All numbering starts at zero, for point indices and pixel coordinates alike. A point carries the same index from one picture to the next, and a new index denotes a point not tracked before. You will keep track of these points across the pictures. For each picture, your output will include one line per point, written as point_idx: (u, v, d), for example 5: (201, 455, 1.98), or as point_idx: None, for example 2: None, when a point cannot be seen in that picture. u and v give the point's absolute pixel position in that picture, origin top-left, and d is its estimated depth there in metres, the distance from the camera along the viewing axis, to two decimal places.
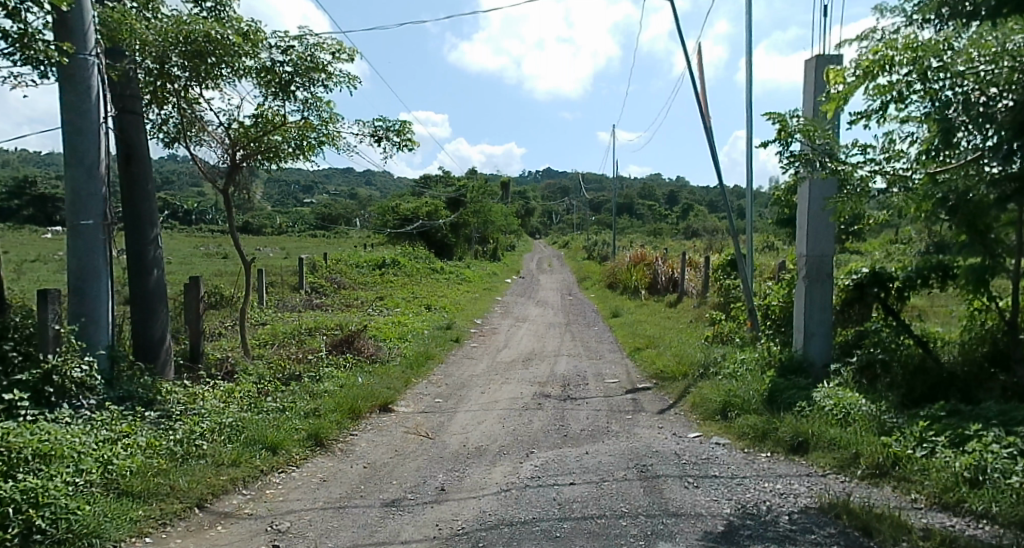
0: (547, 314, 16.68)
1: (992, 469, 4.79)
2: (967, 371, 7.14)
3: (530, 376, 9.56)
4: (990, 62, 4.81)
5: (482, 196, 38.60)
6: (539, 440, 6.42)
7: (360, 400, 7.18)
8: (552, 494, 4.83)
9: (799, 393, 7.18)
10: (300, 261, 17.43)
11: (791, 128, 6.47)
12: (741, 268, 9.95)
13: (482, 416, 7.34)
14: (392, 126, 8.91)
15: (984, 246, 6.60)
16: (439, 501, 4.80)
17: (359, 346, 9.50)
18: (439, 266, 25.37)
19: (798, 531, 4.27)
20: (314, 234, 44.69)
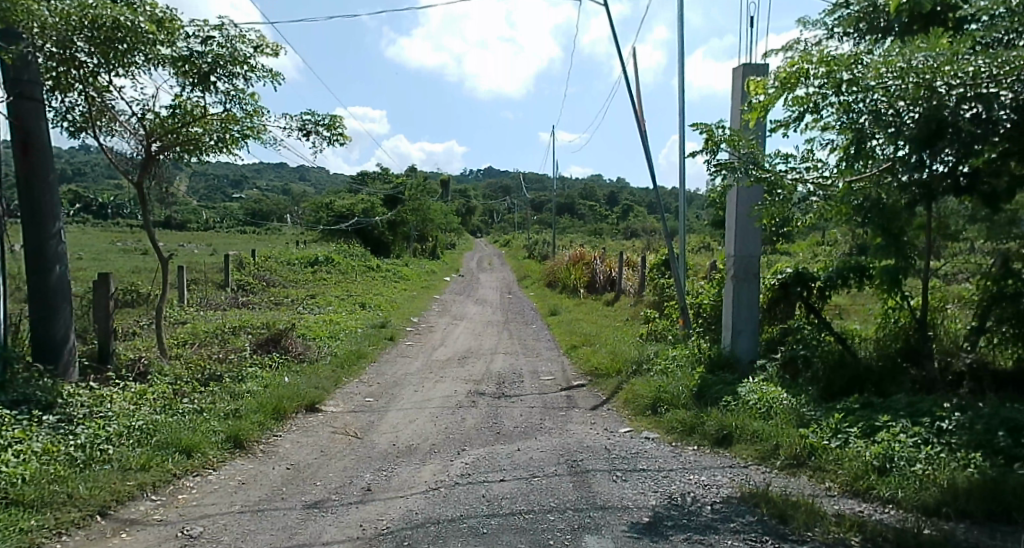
0: (485, 312, 16.72)
1: (898, 458, 5.06)
2: (882, 366, 7.44)
3: (465, 375, 9.56)
4: (898, 79, 5.04)
5: (421, 194, 38.37)
6: (471, 438, 6.45)
7: (284, 401, 7.07)
8: (482, 491, 4.85)
9: (724, 388, 7.43)
10: (225, 259, 16.96)
11: (717, 138, 6.95)
12: (673, 269, 10.18)
13: (414, 415, 7.31)
14: (321, 121, 8.78)
15: (897, 248, 6.93)
16: (365, 501, 4.76)
17: (286, 345, 9.33)
18: (374, 265, 25.11)
19: (719, 520, 4.42)
20: (243, 230, 43.50)
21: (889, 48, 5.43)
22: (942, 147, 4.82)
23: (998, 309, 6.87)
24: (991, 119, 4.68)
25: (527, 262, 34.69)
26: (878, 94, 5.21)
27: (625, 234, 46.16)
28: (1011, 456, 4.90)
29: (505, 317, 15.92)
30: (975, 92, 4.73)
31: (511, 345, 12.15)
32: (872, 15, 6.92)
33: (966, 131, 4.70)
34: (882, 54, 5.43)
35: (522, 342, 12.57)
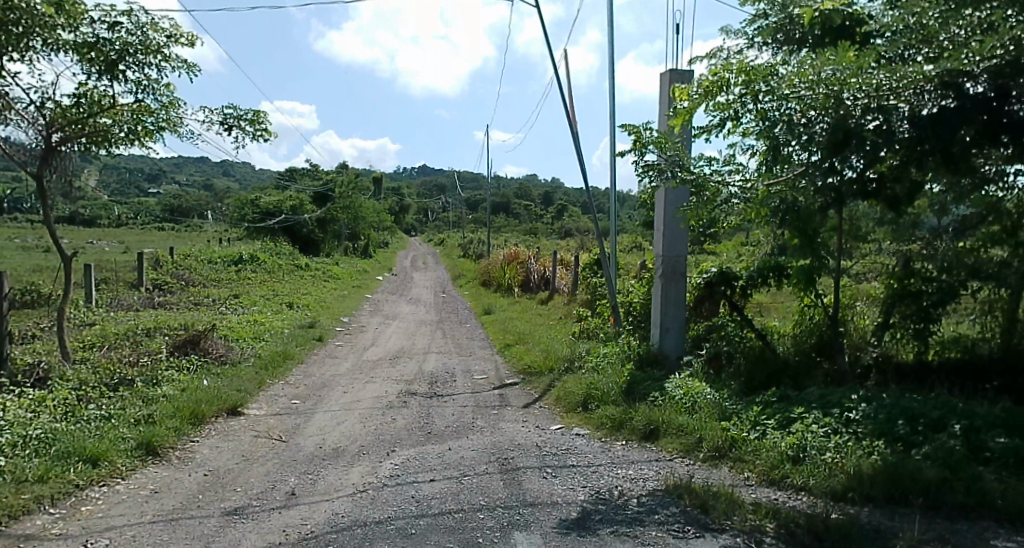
0: (418, 312, 16.64)
1: (810, 447, 5.32)
2: (799, 360, 7.81)
3: (397, 375, 9.53)
4: (809, 89, 5.34)
5: (352, 192, 37.87)
6: (401, 439, 6.44)
7: (202, 405, 6.89)
8: (410, 492, 4.86)
9: (652, 384, 7.65)
10: (139, 258, 16.34)
11: (645, 139, 7.16)
12: (604, 268, 10.35)
13: (343, 416, 7.25)
14: (243, 115, 8.59)
15: (811, 249, 7.28)
16: (289, 506, 4.71)
17: (205, 346, 9.09)
18: (303, 264, 24.60)
19: (644, 513, 4.56)
20: (162, 227, 41.89)
21: (803, 60, 5.70)
22: (851, 152, 5.12)
23: (902, 305, 7.31)
24: (891, 132, 4.96)
25: (461, 262, 34.63)
26: (793, 104, 5.46)
27: (559, 234, 46.65)
28: (909, 442, 5.22)
29: (439, 316, 15.89)
30: (878, 103, 5.02)
31: (444, 345, 12.16)
32: (788, 26, 7.31)
33: (868, 140, 5.00)
34: (797, 65, 5.70)
35: (455, 341, 12.57)
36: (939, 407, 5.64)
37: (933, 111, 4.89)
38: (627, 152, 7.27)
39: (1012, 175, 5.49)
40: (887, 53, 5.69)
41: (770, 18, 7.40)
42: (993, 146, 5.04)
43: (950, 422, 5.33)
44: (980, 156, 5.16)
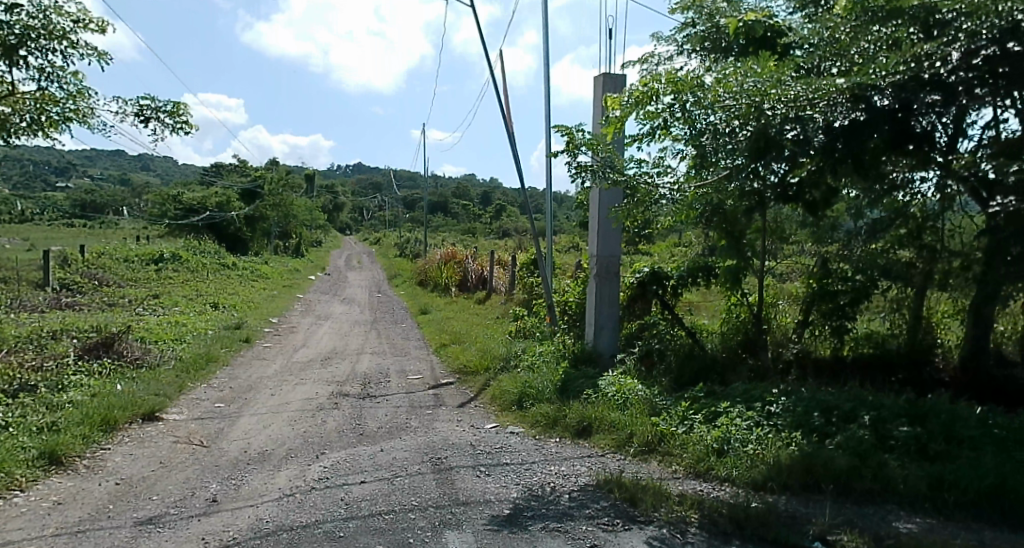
0: (352, 312, 16.40)
1: (734, 440, 5.51)
2: (726, 357, 8.06)
3: (328, 376, 9.38)
4: (733, 99, 5.71)
5: (282, 189, 37.07)
6: (331, 441, 6.34)
7: (114, 411, 6.63)
8: (339, 495, 4.80)
9: (586, 382, 7.78)
10: (45, 257, 15.56)
11: (578, 141, 7.25)
12: (540, 268, 10.42)
13: (270, 420, 7.08)
14: (161, 107, 8.31)
15: (738, 250, 7.68)
16: (209, 513, 4.58)
17: (118, 349, 8.72)
18: (230, 262, 23.90)
19: (576, 508, 4.62)
20: (75, 224, 39.98)
21: (726, 70, 5.99)
22: (773, 158, 5.49)
23: (820, 303, 7.61)
24: (807, 141, 5.32)
25: (397, 262, 34.26)
26: (718, 113, 5.87)
27: (497, 234, 46.69)
28: (824, 433, 5.46)
29: (373, 316, 15.69)
30: (796, 114, 5.35)
31: (378, 345, 12.02)
32: (715, 35, 7.94)
33: (786, 148, 5.40)
34: (720, 75, 6.00)
35: (390, 342, 12.44)
36: (851, 398, 5.91)
37: (845, 123, 5.24)
38: (561, 152, 7.37)
39: (919, 182, 5.84)
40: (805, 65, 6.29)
41: (698, 26, 8.08)
42: (900, 154, 5.47)
43: (861, 413, 5.59)
44: (890, 164, 5.62)
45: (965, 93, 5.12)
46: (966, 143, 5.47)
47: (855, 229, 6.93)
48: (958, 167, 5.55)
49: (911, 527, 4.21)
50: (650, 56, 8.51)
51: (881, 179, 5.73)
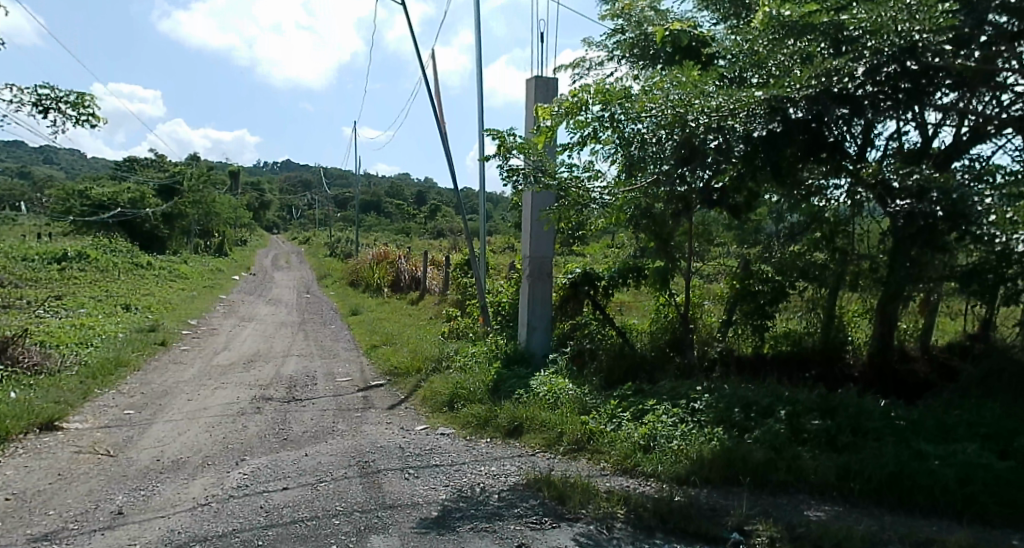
0: (278, 313, 15.95)
1: (660, 436, 5.60)
2: (654, 355, 8.20)
3: (250, 380, 9.07)
4: (658, 111, 5.99)
5: (201, 186, 35.77)
6: (252, 447, 6.12)
7: (8, 421, 6.22)
8: (259, 502, 4.63)
9: (518, 383, 7.77)
10: None
11: (509, 144, 7.25)
12: (473, 269, 10.34)
13: (185, 426, 6.79)
14: (63, 96, 7.89)
15: (666, 252, 7.98)
16: (114, 526, 4.34)
17: (14, 354, 8.15)
18: (145, 261, 22.87)
19: (505, 507, 4.59)
20: None
21: (650, 81, 6.27)
22: (698, 165, 5.89)
23: (742, 304, 7.90)
24: (729, 150, 5.70)
25: (328, 261, 33.58)
26: (643, 124, 6.17)
27: (432, 235, 46.36)
28: (743, 428, 5.62)
29: (301, 318, 15.30)
30: (719, 124, 5.75)
31: (306, 347, 11.72)
32: (644, 42, 8.08)
33: (710, 156, 5.80)
34: (645, 85, 6.26)
35: (318, 343, 12.15)
36: (769, 394, 6.09)
37: (763, 133, 5.65)
38: (493, 156, 7.36)
39: (830, 189, 6.07)
40: (727, 74, 6.74)
41: (627, 33, 8.18)
42: (815, 161, 5.89)
43: (778, 408, 5.77)
44: (807, 169, 5.96)
45: (870, 107, 5.71)
46: (874, 151, 6.00)
47: (776, 232, 7.13)
48: (866, 174, 5.84)
49: (821, 514, 4.35)
50: (581, 61, 8.60)
51: (795, 186, 6.02)
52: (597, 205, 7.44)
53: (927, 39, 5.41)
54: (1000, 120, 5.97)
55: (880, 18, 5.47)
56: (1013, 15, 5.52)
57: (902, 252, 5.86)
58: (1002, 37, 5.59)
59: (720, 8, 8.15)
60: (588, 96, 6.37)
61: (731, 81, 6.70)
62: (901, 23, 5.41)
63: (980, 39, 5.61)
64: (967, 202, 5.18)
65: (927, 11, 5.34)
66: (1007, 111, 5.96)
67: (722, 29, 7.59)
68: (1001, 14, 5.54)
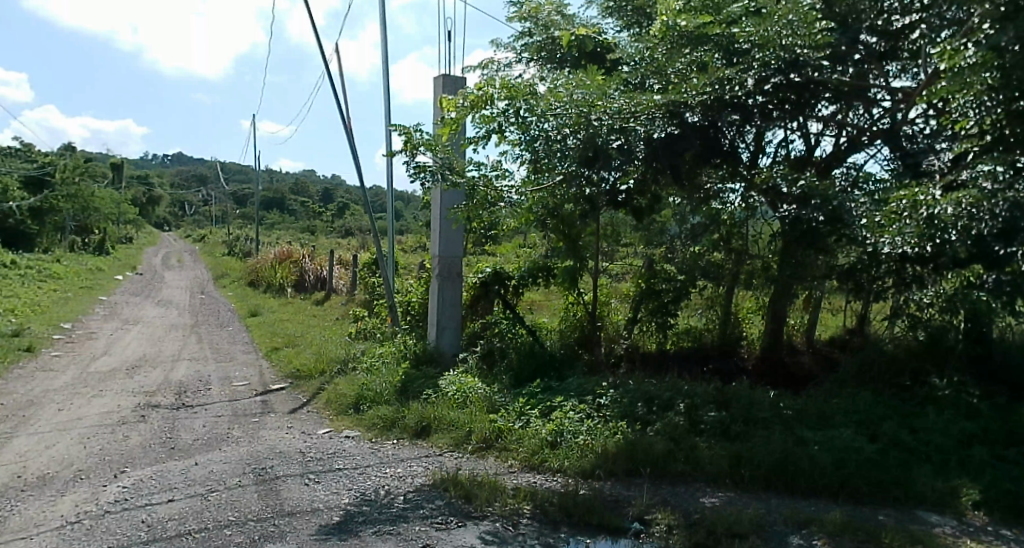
0: (169, 315, 15.19)
1: (566, 432, 5.69)
2: (563, 353, 8.33)
3: (134, 387, 8.60)
4: (563, 108, 6.09)
5: (76, 179, 33.51)
6: (134, 458, 5.80)
7: None
8: (140, 517, 4.39)
9: (426, 383, 7.71)
10: None
11: (416, 141, 7.17)
12: (381, 268, 10.15)
13: (57, 439, 6.36)
14: None
15: (575, 252, 8.10)
16: None
17: None
18: (12, 261, 21.20)
19: (410, 509, 4.53)
20: None
21: (555, 81, 6.36)
22: (602, 167, 6.01)
23: (647, 302, 8.05)
24: (631, 150, 5.92)
25: (225, 260, 32.24)
26: (549, 121, 6.22)
27: (339, 233, 45.34)
28: (645, 421, 5.79)
29: (194, 320, 14.62)
30: (621, 125, 5.92)
31: (198, 351, 11.20)
32: (551, 46, 8.21)
33: (614, 158, 5.95)
34: (549, 85, 6.34)
35: (212, 347, 11.64)
36: (670, 388, 6.30)
37: (663, 136, 5.95)
38: (400, 151, 7.29)
39: (728, 194, 6.46)
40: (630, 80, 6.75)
41: (534, 37, 8.27)
42: (712, 166, 6.33)
43: (678, 401, 5.98)
44: (705, 175, 6.40)
45: (758, 115, 6.17)
46: (765, 159, 6.44)
47: (678, 233, 7.20)
48: (759, 181, 6.21)
49: (715, 501, 4.53)
50: (490, 61, 8.62)
51: (695, 191, 6.47)
52: (506, 204, 7.67)
53: (807, 55, 5.88)
54: (871, 133, 6.51)
55: (767, 32, 5.81)
56: (880, 38, 6.31)
57: (791, 252, 6.30)
58: (871, 58, 6.41)
59: (623, 16, 8.36)
60: (494, 90, 6.38)
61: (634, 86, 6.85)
62: (785, 38, 5.80)
63: (853, 58, 6.39)
64: (843, 209, 5.64)
65: (805, 28, 5.74)
66: (876, 124, 6.51)
67: (625, 36, 7.78)
68: (870, 35, 6.31)
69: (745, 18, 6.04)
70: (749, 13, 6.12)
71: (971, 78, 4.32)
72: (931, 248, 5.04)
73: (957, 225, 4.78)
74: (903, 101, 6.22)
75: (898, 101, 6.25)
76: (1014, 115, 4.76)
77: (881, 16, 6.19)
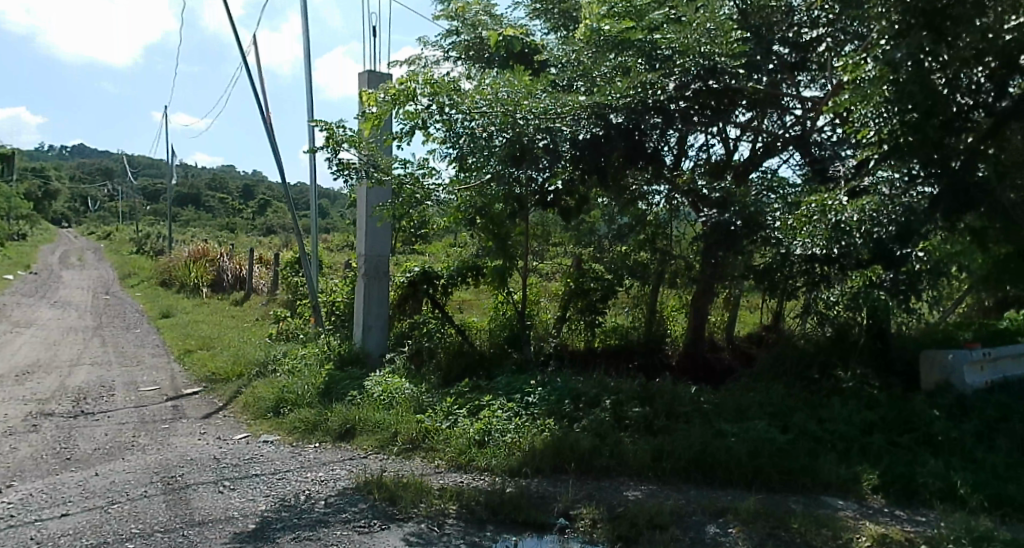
0: (72, 318, 14.37)
1: (494, 431, 5.66)
2: (492, 352, 8.25)
3: (29, 395, 8.07)
4: (489, 105, 6.13)
5: None
6: (25, 471, 5.45)
7: None
8: (30, 533, 4.12)
9: (351, 384, 7.56)
10: None
11: (338, 137, 7.01)
12: (304, 267, 9.83)
13: None
14: None
15: (505, 251, 7.99)
16: None
17: None
18: None
19: (331, 513, 4.40)
20: None
21: (480, 79, 6.36)
22: (529, 166, 6.07)
23: (575, 301, 8.25)
24: (556, 150, 5.97)
25: (134, 259, 30.77)
26: (475, 119, 6.21)
27: (261, 231, 44.02)
28: (572, 418, 5.82)
29: (99, 322, 13.88)
30: (546, 125, 6.02)
31: (102, 355, 10.63)
32: (479, 46, 8.20)
33: (540, 157, 5.99)
34: (474, 83, 6.30)
35: (118, 350, 11.08)
36: (597, 385, 6.36)
37: (587, 137, 6.01)
38: (322, 148, 7.11)
39: (652, 196, 6.59)
40: (557, 81, 6.73)
41: (462, 35, 8.22)
42: (636, 168, 6.36)
43: (604, 398, 6.04)
44: (630, 176, 6.43)
45: (680, 119, 6.28)
46: (687, 162, 6.60)
47: (607, 233, 7.12)
48: (682, 183, 6.53)
49: (638, 494, 4.59)
50: (417, 58, 8.52)
51: (621, 191, 6.49)
52: (434, 202, 7.60)
53: (724, 63, 6.09)
54: (784, 139, 6.71)
55: (687, 40, 5.93)
56: (791, 49, 6.59)
57: (709, 254, 6.42)
58: (784, 68, 6.60)
59: (550, 18, 8.41)
60: (417, 86, 6.32)
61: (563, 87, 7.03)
62: (703, 46, 5.96)
63: (767, 67, 6.55)
64: (760, 214, 5.93)
65: (723, 37, 5.91)
66: (788, 131, 6.74)
67: (553, 38, 7.83)
68: (783, 46, 6.60)
69: (666, 25, 6.11)
70: (670, 19, 6.19)
71: (871, 91, 4.70)
72: (837, 249, 5.35)
73: (860, 229, 5.13)
74: (814, 110, 6.43)
75: (809, 109, 6.54)
76: (910, 126, 4.74)
77: (792, 29, 6.55)
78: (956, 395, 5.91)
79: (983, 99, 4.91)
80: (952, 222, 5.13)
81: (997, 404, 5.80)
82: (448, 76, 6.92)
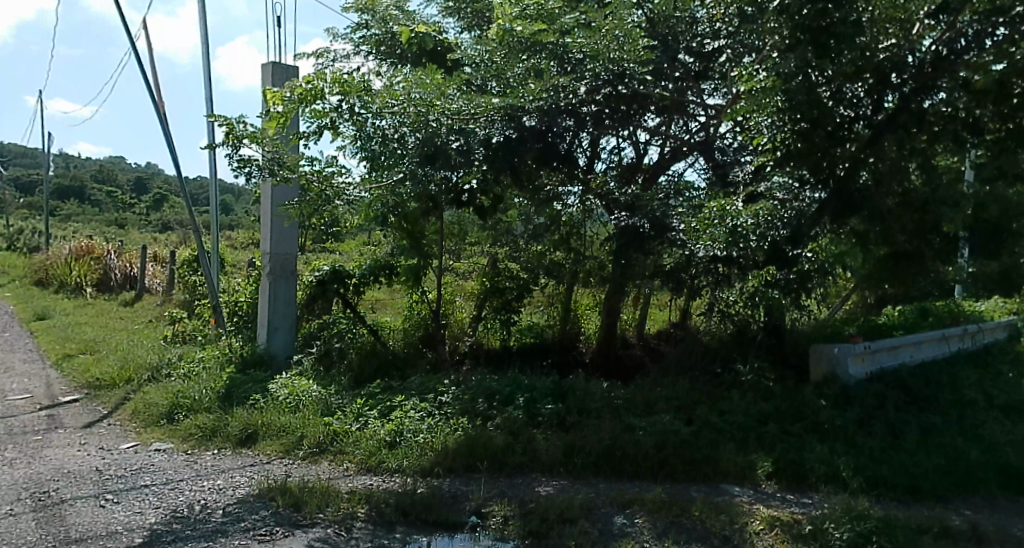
0: None
1: (405, 431, 5.60)
2: (406, 353, 8.19)
3: None
4: (402, 109, 6.10)
5: None
6: None
7: None
8: None
9: (253, 387, 7.29)
10: None
11: (238, 133, 6.74)
12: (203, 266, 9.40)
13: None
14: None
15: (419, 250, 8.02)
16: None
17: None
18: None
19: (229, 523, 4.23)
20: None
21: (392, 79, 6.27)
22: (443, 165, 5.89)
23: (490, 300, 8.27)
24: (469, 152, 5.90)
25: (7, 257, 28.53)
26: (384, 120, 6.17)
27: (153, 228, 41.79)
28: (486, 416, 5.84)
29: None
30: (461, 126, 6.05)
31: None
32: (390, 41, 8.10)
33: (454, 157, 5.87)
34: (387, 83, 6.23)
35: None
36: (510, 383, 6.41)
37: (501, 139, 5.98)
38: (221, 143, 6.84)
39: (567, 196, 6.79)
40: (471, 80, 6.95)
41: (372, 29, 8.11)
42: (551, 169, 6.49)
43: (517, 396, 6.09)
44: (546, 178, 6.62)
45: (592, 122, 6.46)
46: (600, 164, 6.84)
47: (523, 233, 7.29)
48: (596, 186, 6.74)
49: (549, 489, 4.65)
50: (325, 51, 8.34)
51: (537, 192, 6.68)
52: (344, 201, 7.40)
53: (633, 69, 6.21)
54: (689, 144, 6.99)
55: (597, 45, 5.98)
56: (696, 58, 6.81)
57: (620, 255, 6.40)
58: (689, 77, 6.82)
59: (463, 17, 8.41)
60: (325, 84, 6.15)
61: (476, 87, 7.03)
62: (613, 52, 6.04)
63: (673, 75, 6.80)
64: (665, 217, 6.23)
65: (630, 45, 5.96)
66: (693, 136, 6.99)
67: (465, 36, 7.83)
68: (687, 55, 6.81)
69: (577, 30, 6.19)
70: (580, 24, 6.25)
71: (764, 100, 5.05)
72: (736, 252, 5.65)
73: (756, 231, 5.55)
74: (716, 117, 6.73)
75: (711, 116, 6.79)
76: (798, 133, 5.21)
77: (695, 39, 6.79)
78: (840, 385, 6.32)
79: (863, 112, 5.20)
80: (840, 224, 5.47)
81: (877, 394, 6.24)
82: (358, 73, 6.79)
